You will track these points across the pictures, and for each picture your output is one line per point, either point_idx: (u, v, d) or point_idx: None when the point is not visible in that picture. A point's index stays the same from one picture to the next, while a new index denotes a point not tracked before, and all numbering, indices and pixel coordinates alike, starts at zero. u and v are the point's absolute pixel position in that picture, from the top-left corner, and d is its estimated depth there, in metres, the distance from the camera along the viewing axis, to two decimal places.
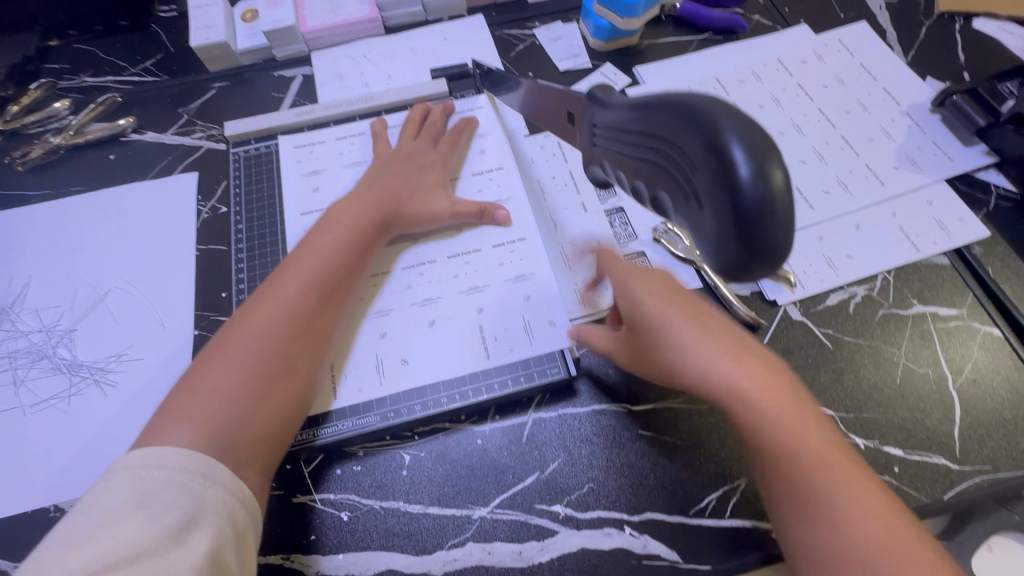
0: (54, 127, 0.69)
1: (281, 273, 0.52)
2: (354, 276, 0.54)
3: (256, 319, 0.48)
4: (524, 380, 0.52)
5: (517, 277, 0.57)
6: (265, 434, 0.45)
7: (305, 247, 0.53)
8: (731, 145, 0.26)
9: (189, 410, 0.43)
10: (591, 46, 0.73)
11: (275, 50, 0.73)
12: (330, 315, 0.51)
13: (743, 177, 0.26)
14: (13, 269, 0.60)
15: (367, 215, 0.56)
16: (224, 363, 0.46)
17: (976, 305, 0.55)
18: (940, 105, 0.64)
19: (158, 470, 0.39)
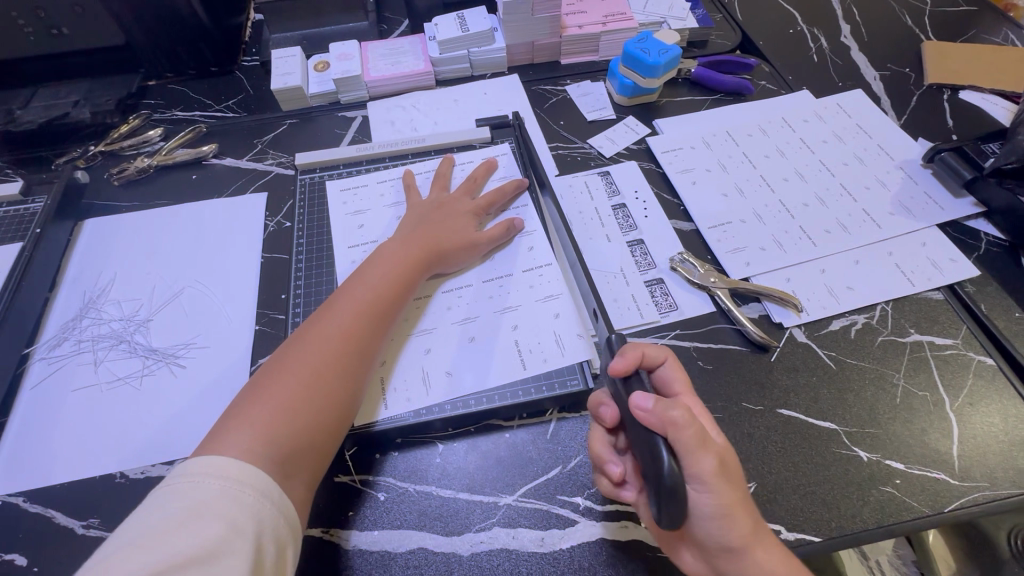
0: (146, 150, 0.79)
1: (334, 303, 0.55)
2: (400, 304, 0.57)
3: (311, 340, 0.51)
4: (546, 388, 0.56)
5: (545, 297, 0.62)
6: (312, 448, 0.46)
7: (357, 279, 0.57)
8: (659, 446, 0.39)
9: (249, 420, 0.45)
10: (616, 101, 0.83)
11: (341, 95, 0.84)
12: (377, 339, 0.54)
13: (667, 468, 0.38)
14: (102, 266, 0.68)
15: (413, 254, 0.60)
16: (283, 377, 0.48)
17: (971, 337, 0.60)
18: (930, 161, 0.72)
19: (214, 480, 0.40)
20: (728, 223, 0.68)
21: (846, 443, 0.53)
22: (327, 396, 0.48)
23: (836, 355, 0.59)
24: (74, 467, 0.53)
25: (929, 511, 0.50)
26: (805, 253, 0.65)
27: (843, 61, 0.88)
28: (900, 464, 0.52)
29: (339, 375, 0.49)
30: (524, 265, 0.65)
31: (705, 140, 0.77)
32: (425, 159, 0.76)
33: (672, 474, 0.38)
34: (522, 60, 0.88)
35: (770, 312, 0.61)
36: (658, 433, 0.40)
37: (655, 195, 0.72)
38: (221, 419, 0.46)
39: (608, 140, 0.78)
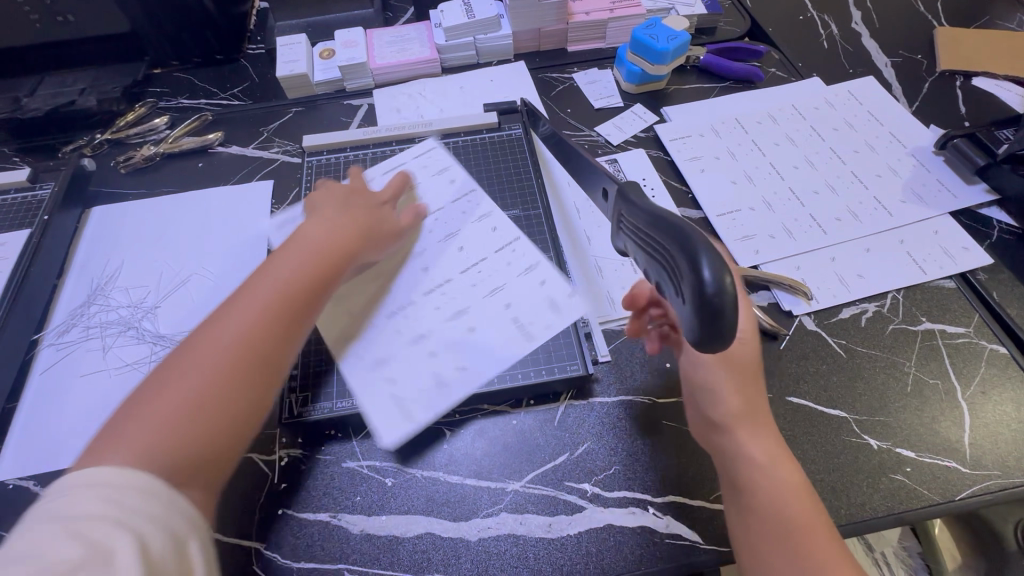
0: (152, 138, 0.79)
1: (242, 293, 0.45)
2: (334, 281, 0.49)
3: (224, 322, 0.43)
4: (545, 373, 0.55)
5: (527, 272, 0.58)
6: (200, 467, 0.38)
7: (282, 252, 0.49)
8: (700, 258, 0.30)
9: (142, 420, 0.37)
10: (623, 88, 0.82)
11: (346, 82, 0.83)
12: (289, 343, 0.44)
13: (710, 284, 0.29)
14: (110, 254, 0.68)
15: (348, 228, 0.53)
16: (189, 368, 0.40)
17: (983, 325, 0.59)
18: (942, 148, 0.71)
19: (93, 488, 0.33)
20: (737, 211, 0.68)
21: (856, 431, 0.53)
22: (235, 405, 0.40)
23: (845, 343, 0.58)
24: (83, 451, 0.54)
25: (940, 499, 0.49)
26: (815, 241, 0.64)
27: (854, 48, 0.86)
28: (910, 452, 0.52)
29: (245, 380, 0.41)
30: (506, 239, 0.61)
31: (714, 128, 0.76)
32: None
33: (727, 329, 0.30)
34: (529, 47, 0.87)
35: (779, 300, 0.61)
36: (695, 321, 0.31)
37: (663, 182, 0.71)
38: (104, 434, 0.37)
39: (615, 128, 0.77)
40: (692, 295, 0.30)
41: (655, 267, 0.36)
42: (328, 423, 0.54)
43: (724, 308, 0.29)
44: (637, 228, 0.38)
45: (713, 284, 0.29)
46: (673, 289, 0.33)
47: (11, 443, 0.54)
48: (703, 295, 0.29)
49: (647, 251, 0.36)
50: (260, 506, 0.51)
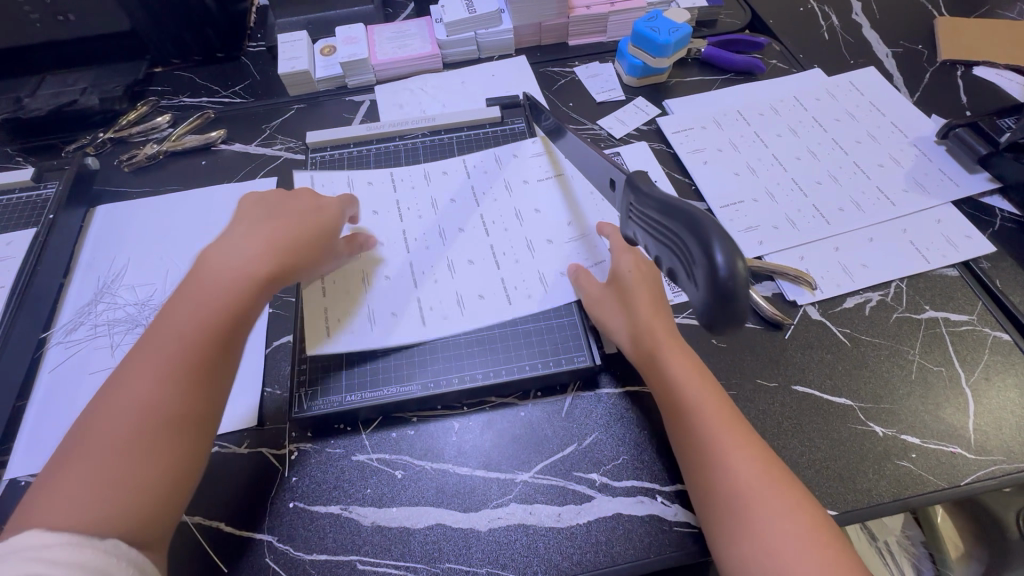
0: (155, 137, 0.79)
1: (143, 351, 0.44)
2: (240, 325, 0.47)
3: (120, 395, 0.42)
4: (552, 364, 0.56)
5: (546, 242, 0.64)
6: (131, 519, 0.38)
7: (176, 299, 0.47)
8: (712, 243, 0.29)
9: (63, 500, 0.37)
10: (625, 82, 0.82)
11: (347, 79, 0.83)
12: (200, 389, 0.43)
13: (722, 269, 0.29)
14: (115, 252, 0.68)
15: (253, 264, 0.50)
16: (96, 445, 0.40)
17: (987, 312, 0.59)
18: (944, 138, 0.71)
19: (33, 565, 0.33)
20: (740, 202, 0.68)
21: (861, 419, 0.53)
22: (152, 458, 0.40)
23: (850, 332, 0.58)
24: None
25: (946, 484, 0.50)
26: (819, 231, 0.65)
27: (855, 39, 0.86)
28: (915, 439, 0.52)
29: (159, 429, 0.41)
30: (517, 218, 0.66)
31: (716, 120, 0.76)
32: (434, 140, 0.75)
33: (734, 307, 0.29)
34: (530, 42, 0.87)
35: (784, 290, 0.61)
36: (706, 304, 0.30)
37: (666, 175, 0.71)
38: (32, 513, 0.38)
39: (618, 121, 0.77)
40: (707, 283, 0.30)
41: (664, 256, 0.35)
42: (337, 418, 0.55)
43: (736, 293, 0.28)
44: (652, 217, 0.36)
45: (727, 270, 0.29)
46: (684, 277, 0.33)
47: (22, 441, 0.55)
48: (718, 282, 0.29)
49: (658, 239, 0.35)
50: (272, 499, 0.51)
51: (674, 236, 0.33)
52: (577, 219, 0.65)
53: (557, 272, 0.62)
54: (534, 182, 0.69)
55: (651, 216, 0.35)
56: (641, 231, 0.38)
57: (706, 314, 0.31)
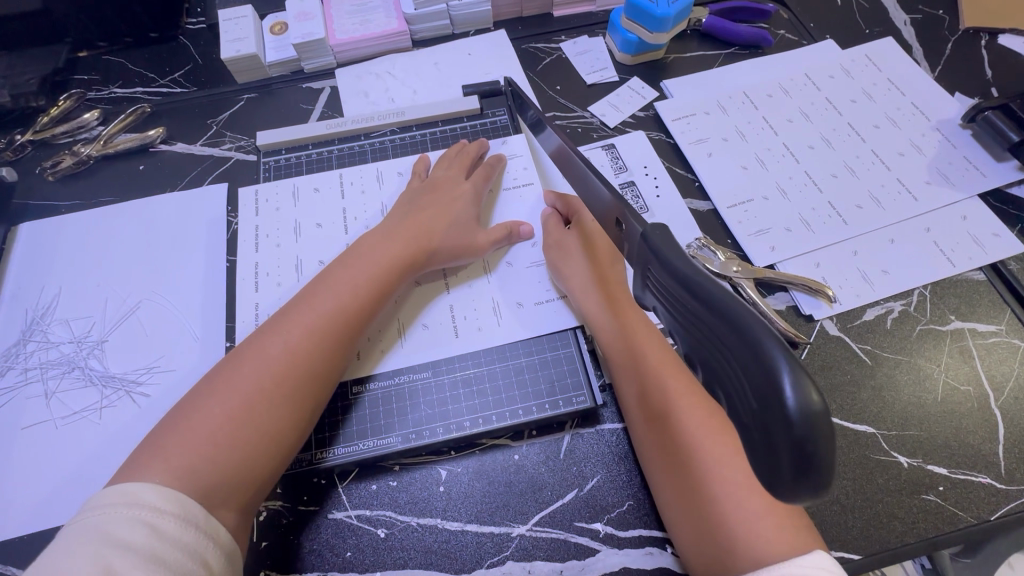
0: (83, 137, 0.69)
1: (262, 337, 0.47)
2: (352, 328, 0.49)
3: (237, 374, 0.44)
4: (549, 407, 0.50)
5: (516, 278, 0.57)
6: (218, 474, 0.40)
7: (300, 303, 0.49)
8: (778, 366, 0.21)
9: (174, 451, 0.40)
10: (618, 60, 0.73)
11: (304, 62, 0.73)
12: (325, 358, 0.47)
13: (792, 407, 0.21)
14: (44, 279, 0.60)
15: (395, 257, 0.52)
16: (225, 391, 0.44)
17: (1014, 321, 0.55)
18: (970, 121, 0.64)
19: (127, 509, 0.36)
20: (749, 200, 0.61)
21: (884, 448, 0.49)
22: (232, 509, 0.41)
23: (870, 349, 0.53)
24: (34, 518, 0.48)
25: (975, 520, 0.46)
26: (835, 234, 0.59)
27: (871, 4, 0.78)
28: (942, 469, 0.48)
29: (250, 489, 0.42)
30: None
31: (721, 104, 0.68)
32: (404, 137, 0.66)
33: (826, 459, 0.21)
34: (510, 13, 0.77)
35: (799, 303, 0.55)
36: (772, 450, 0.22)
37: (667, 170, 0.64)
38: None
39: (612, 108, 0.69)
40: (766, 423, 0.22)
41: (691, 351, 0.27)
42: (310, 472, 0.49)
43: (816, 444, 0.21)
44: (677, 302, 0.28)
45: (799, 412, 0.21)
46: (726, 397, 0.25)
47: None
48: (788, 429, 0.21)
49: (686, 334, 0.28)
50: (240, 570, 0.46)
51: (713, 340, 0.25)
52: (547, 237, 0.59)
53: (529, 307, 0.55)
54: (515, 197, 0.62)
55: (681, 303, 0.28)
56: (663, 304, 0.31)
57: (755, 453, 0.23)
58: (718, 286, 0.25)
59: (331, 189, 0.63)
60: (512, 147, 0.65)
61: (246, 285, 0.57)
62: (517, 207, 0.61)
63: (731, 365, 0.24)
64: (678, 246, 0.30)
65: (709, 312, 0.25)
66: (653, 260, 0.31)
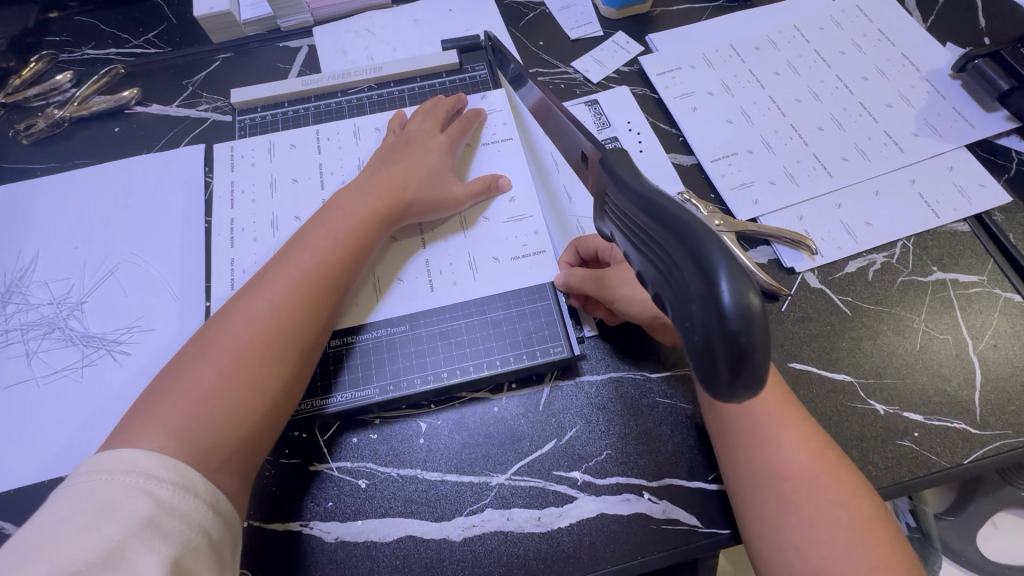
0: (57, 99, 0.68)
1: (246, 297, 0.46)
2: (338, 282, 0.49)
3: (224, 336, 0.44)
4: (527, 357, 0.51)
5: (495, 234, 0.56)
6: (216, 434, 0.40)
7: (281, 261, 0.48)
8: (716, 269, 0.23)
9: (165, 415, 0.40)
10: (602, 14, 0.71)
11: (279, 20, 0.71)
12: (313, 313, 0.47)
13: (727, 305, 0.22)
14: (21, 242, 0.59)
15: (372, 213, 0.52)
16: (213, 352, 0.43)
17: (998, 272, 0.54)
18: (961, 71, 0.63)
19: (125, 476, 0.36)
20: (733, 154, 0.60)
21: (861, 397, 0.49)
22: (230, 472, 0.41)
23: (851, 300, 0.53)
24: (20, 473, 0.48)
25: (949, 463, 0.47)
26: (818, 186, 0.58)
27: None
28: (918, 416, 0.48)
29: (248, 450, 0.42)
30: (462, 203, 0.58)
31: (707, 57, 0.67)
32: (383, 94, 0.65)
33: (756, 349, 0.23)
34: None
35: (781, 256, 0.55)
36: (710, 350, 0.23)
37: (651, 125, 0.63)
38: (12, 548, 0.33)
39: (595, 63, 0.68)
40: (703, 323, 0.23)
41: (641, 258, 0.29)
42: (291, 425, 0.49)
43: (747, 339, 0.22)
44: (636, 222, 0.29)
45: (734, 310, 0.22)
46: (672, 306, 0.26)
47: None
48: (722, 327, 0.22)
49: (645, 252, 0.29)
50: None
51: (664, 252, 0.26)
52: (525, 192, 0.58)
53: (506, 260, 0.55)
54: (495, 152, 0.61)
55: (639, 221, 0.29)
56: (620, 228, 0.32)
57: (695, 357, 0.25)
58: (667, 200, 0.27)
59: (308, 146, 0.62)
60: (492, 104, 0.63)
61: (222, 247, 0.56)
62: (497, 162, 0.60)
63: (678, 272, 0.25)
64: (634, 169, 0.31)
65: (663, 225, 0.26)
66: (610, 184, 0.32)
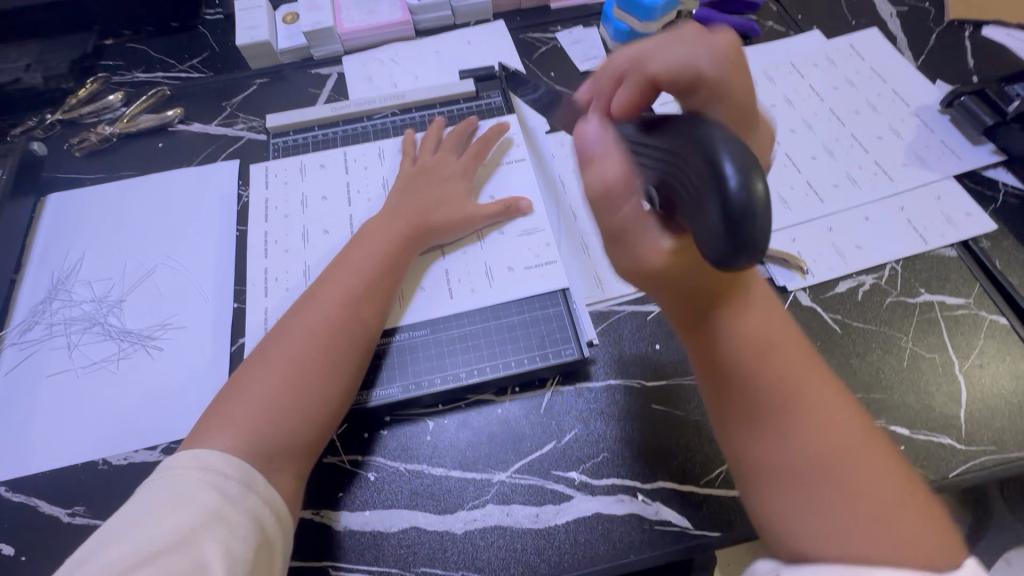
0: (107, 117, 0.74)
1: (302, 313, 0.51)
2: (381, 299, 0.53)
3: (284, 347, 0.48)
4: (539, 359, 0.54)
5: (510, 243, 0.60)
6: (278, 439, 0.44)
7: (329, 279, 0.53)
8: (724, 160, 0.28)
9: (234, 419, 0.44)
10: (610, 49, 0.76)
11: (313, 50, 0.77)
12: (360, 327, 0.51)
13: (733, 183, 0.28)
14: (70, 244, 0.64)
15: (403, 234, 0.57)
16: (274, 362, 0.47)
17: (984, 296, 0.57)
18: (949, 106, 0.67)
19: (198, 472, 0.40)
20: None
21: None
22: (288, 474, 0.44)
23: (841, 318, 0.56)
24: (56, 455, 0.52)
25: (934, 476, 0.48)
26: (810, 211, 0.61)
27: None
28: (904, 430, 0.50)
29: (305, 453, 0.46)
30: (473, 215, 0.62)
31: None
32: (405, 119, 0.70)
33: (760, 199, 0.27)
34: (508, 5, 0.81)
35: (774, 275, 0.58)
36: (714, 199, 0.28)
37: None
38: (106, 527, 0.38)
39: None
40: (708, 198, 0.29)
41: (641, 174, 0.35)
42: None
43: (750, 211, 0.27)
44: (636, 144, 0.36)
45: (739, 186, 0.27)
46: (677, 202, 0.32)
47: None
48: (727, 196, 0.28)
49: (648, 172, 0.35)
50: None
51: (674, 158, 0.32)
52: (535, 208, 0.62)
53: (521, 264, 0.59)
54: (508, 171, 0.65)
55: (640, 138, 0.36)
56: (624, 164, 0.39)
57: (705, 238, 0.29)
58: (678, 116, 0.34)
59: (336, 165, 0.67)
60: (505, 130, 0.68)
61: (251, 253, 0.61)
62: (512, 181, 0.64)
63: (684, 156, 0.31)
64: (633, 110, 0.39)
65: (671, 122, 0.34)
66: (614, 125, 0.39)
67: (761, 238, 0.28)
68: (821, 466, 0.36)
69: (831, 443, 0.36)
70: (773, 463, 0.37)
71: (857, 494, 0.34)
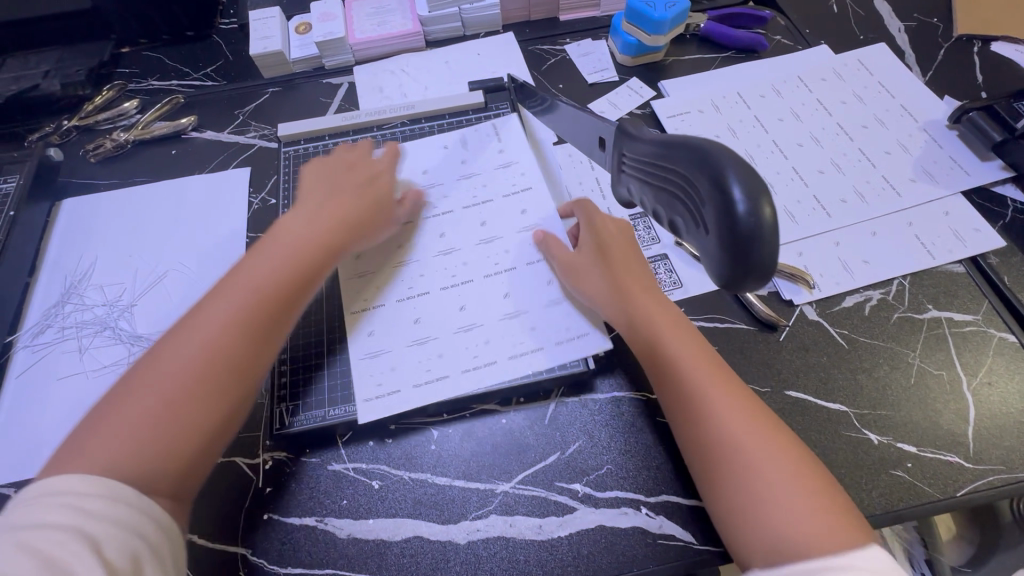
0: (122, 124, 0.75)
1: (183, 322, 0.46)
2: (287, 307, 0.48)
3: (166, 362, 0.43)
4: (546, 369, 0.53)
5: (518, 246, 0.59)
6: (156, 460, 0.40)
7: (220, 286, 0.48)
8: (731, 182, 0.31)
9: (93, 443, 0.39)
10: (618, 61, 0.77)
11: (325, 59, 0.78)
12: (255, 339, 0.46)
13: (740, 209, 0.31)
14: (83, 249, 0.65)
15: (325, 237, 0.52)
16: (153, 378, 0.42)
17: (992, 313, 0.56)
18: (957, 122, 0.67)
19: (55, 497, 0.36)
20: None
21: (856, 426, 0.51)
22: (166, 495, 0.41)
23: (848, 333, 0.56)
24: None
25: (941, 495, 0.48)
26: (817, 225, 0.61)
27: (866, 12, 0.81)
28: (910, 447, 0.50)
29: (182, 475, 0.41)
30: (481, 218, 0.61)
31: (714, 102, 0.71)
32: (414, 130, 0.71)
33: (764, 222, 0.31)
34: (517, 18, 0.82)
35: (780, 289, 0.58)
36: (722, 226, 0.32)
37: None
38: None
39: (610, 105, 0.73)
40: (718, 221, 0.32)
41: (660, 202, 0.40)
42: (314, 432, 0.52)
43: (757, 231, 0.31)
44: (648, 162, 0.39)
45: (744, 208, 0.31)
46: (692, 222, 0.36)
47: None
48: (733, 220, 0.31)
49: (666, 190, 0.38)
50: (245, 514, 0.49)
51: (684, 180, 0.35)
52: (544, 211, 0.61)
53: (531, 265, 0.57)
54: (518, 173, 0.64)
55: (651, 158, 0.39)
56: (637, 180, 0.43)
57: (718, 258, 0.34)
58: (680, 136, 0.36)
59: None
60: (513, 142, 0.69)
61: None
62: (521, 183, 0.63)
63: (692, 181, 0.34)
64: (643, 125, 0.41)
65: (678, 137, 0.36)
66: (625, 143, 0.43)
67: (769, 260, 0.32)
68: (760, 490, 0.41)
69: (783, 466, 0.41)
70: (715, 464, 0.43)
71: (798, 522, 0.39)
